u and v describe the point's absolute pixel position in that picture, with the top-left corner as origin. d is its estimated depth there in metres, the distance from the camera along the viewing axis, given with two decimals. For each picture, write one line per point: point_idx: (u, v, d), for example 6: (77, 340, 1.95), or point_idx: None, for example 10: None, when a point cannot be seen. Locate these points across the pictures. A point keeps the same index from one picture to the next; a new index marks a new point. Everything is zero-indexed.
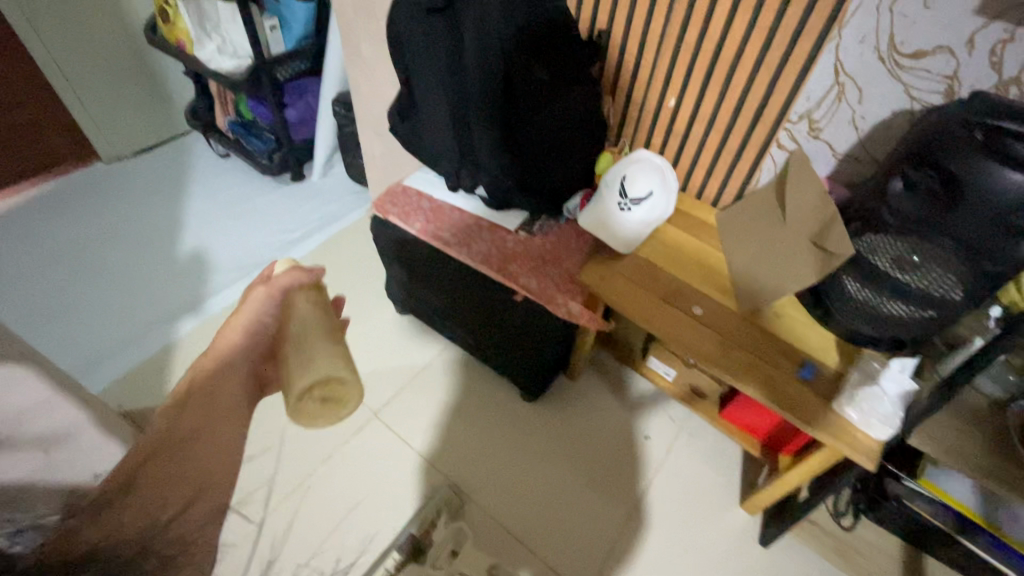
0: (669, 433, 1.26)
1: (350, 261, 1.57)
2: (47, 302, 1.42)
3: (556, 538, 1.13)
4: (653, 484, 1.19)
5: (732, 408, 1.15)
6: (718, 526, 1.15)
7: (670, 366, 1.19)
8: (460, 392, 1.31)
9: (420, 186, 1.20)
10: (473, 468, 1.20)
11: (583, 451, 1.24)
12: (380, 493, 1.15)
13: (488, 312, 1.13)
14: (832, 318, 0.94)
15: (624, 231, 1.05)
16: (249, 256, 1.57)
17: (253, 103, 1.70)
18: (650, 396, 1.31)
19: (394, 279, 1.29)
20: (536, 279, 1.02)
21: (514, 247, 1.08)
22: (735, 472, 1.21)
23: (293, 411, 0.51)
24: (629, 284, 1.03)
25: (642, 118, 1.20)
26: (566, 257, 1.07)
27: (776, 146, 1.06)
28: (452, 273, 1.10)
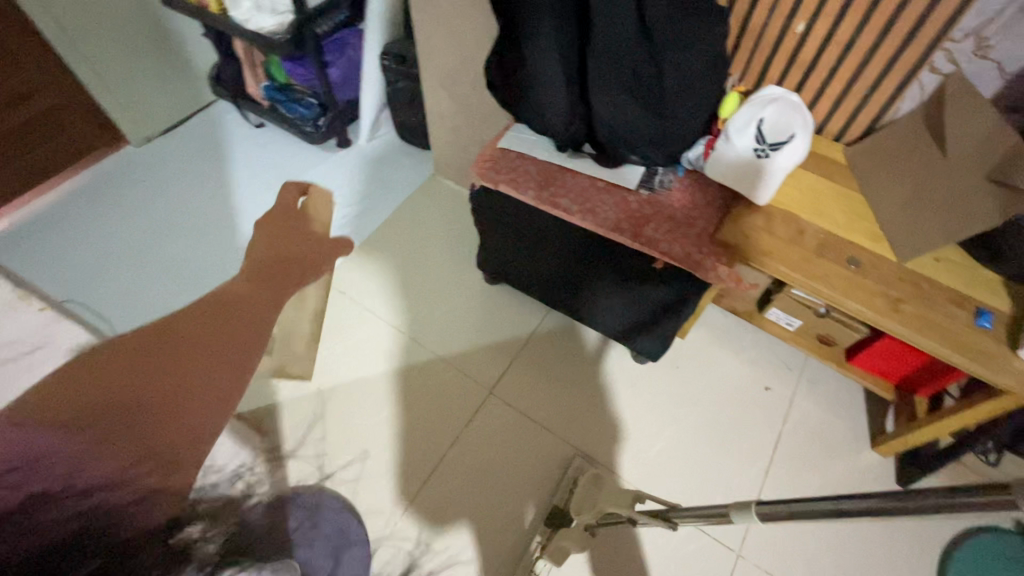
0: (788, 382, 1.23)
1: (422, 232, 1.48)
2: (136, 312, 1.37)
3: (699, 495, 1.12)
4: (784, 434, 1.18)
5: (866, 356, 1.11)
6: (856, 469, 1.14)
7: (797, 316, 1.14)
8: (569, 356, 1.28)
9: (520, 147, 1.10)
10: (601, 433, 1.18)
11: (708, 407, 1.21)
12: (511, 473, 1.14)
13: (612, 280, 1.07)
14: (1002, 260, 0.89)
15: (762, 180, 0.97)
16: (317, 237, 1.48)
17: (289, 64, 1.55)
18: (763, 344, 1.28)
19: (494, 250, 1.21)
20: (676, 243, 0.95)
21: (642, 209, 1.00)
22: (862, 413, 1.20)
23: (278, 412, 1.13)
24: (774, 239, 0.96)
25: (759, 48, 1.06)
26: (700, 215, 1.00)
27: (928, 70, 0.96)
28: (573, 240, 1.05)
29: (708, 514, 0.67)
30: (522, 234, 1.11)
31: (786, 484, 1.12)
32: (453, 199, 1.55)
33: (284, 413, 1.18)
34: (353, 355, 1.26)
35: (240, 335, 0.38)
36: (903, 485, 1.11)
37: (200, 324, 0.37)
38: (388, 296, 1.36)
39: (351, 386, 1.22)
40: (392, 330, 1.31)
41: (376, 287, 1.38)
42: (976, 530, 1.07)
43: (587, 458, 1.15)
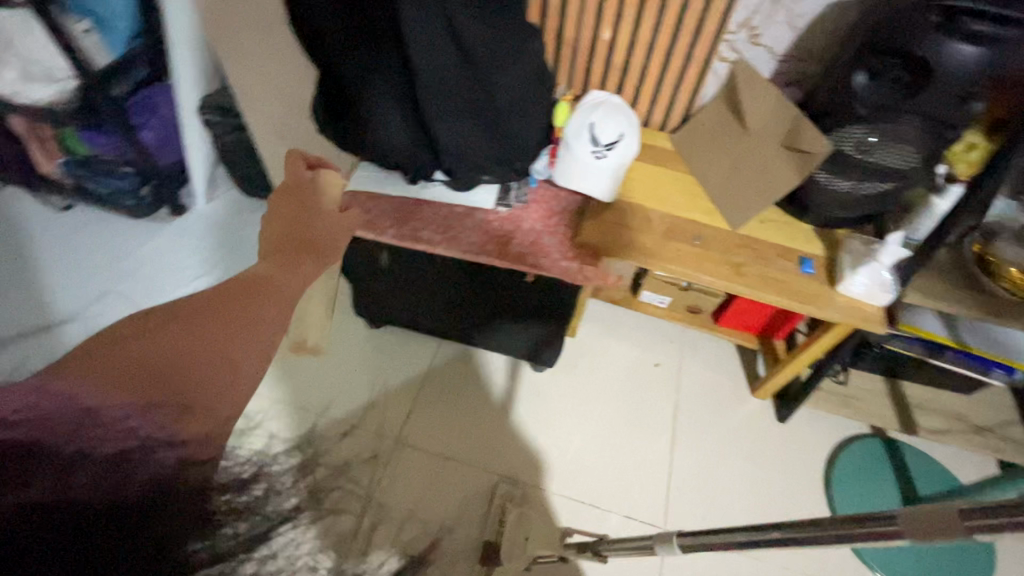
0: (674, 354, 1.33)
1: None
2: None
3: (620, 483, 1.15)
4: (680, 403, 1.26)
5: (729, 314, 1.23)
6: (745, 417, 1.26)
7: (666, 294, 1.23)
8: (473, 380, 1.26)
9: (370, 186, 1.06)
10: (518, 452, 1.17)
11: (610, 396, 1.26)
12: (436, 518, 1.09)
13: (493, 299, 1.08)
14: (810, 211, 1.03)
15: (605, 178, 1.03)
16: None
17: (86, 134, 1.32)
18: (646, 323, 1.37)
19: (368, 294, 1.16)
20: (541, 254, 0.98)
21: (504, 226, 1.02)
22: (739, 365, 1.33)
23: None
24: (628, 231, 1.02)
25: (577, 57, 1.13)
26: (559, 222, 1.04)
27: (718, 59, 1.08)
28: (445, 270, 1.03)
29: (632, 547, 0.69)
30: (393, 273, 1.08)
31: (691, 448, 1.20)
32: None
33: None
34: None
35: (238, 317, 0.48)
36: (783, 420, 1.24)
37: (211, 310, 0.47)
38: None
39: None
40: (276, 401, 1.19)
41: None
42: (848, 441, 1.21)
43: (510, 479, 1.13)
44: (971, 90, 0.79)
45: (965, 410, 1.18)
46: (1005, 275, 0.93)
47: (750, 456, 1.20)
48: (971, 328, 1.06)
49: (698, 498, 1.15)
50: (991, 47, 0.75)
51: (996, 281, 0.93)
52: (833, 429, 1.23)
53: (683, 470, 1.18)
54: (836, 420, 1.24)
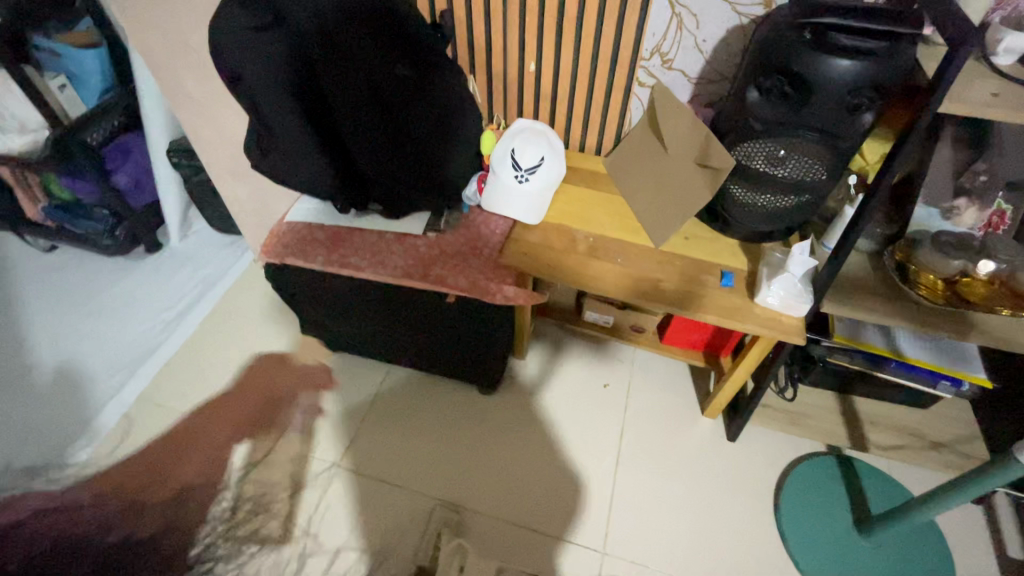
0: (623, 373, 1.33)
1: (251, 319, 1.42)
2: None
3: (562, 508, 1.13)
4: (627, 424, 1.25)
5: (671, 332, 1.23)
6: (694, 436, 1.24)
7: (607, 313, 1.24)
8: (420, 405, 1.27)
9: (307, 217, 1.11)
10: (459, 477, 1.17)
11: (557, 417, 1.25)
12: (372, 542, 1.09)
13: (425, 322, 1.10)
14: (731, 225, 1.04)
15: (528, 202, 1.07)
16: (129, 353, 1.36)
17: (67, 180, 1.42)
18: (595, 344, 1.37)
19: (314, 321, 1.20)
20: (461, 275, 1.01)
21: (430, 250, 1.05)
22: (690, 384, 1.31)
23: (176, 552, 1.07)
24: (550, 251, 1.05)
25: (506, 89, 1.19)
26: (485, 244, 1.07)
27: (638, 84, 1.13)
28: (375, 294, 1.07)
29: None
30: (328, 298, 1.11)
31: (635, 469, 1.18)
32: None
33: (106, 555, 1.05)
34: (187, 467, 1.17)
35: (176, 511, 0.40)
36: (732, 438, 1.21)
37: None
38: (220, 395, 1.28)
39: (189, 499, 1.14)
40: (226, 429, 1.23)
41: (206, 389, 1.29)
42: (798, 459, 1.18)
43: (449, 504, 1.13)
44: (855, 102, 0.81)
45: (917, 424, 1.15)
46: (921, 283, 0.92)
47: (697, 476, 1.18)
48: (908, 340, 1.05)
49: (640, 521, 1.12)
50: (868, 61, 0.76)
51: (914, 289, 0.92)
52: (784, 449, 1.20)
53: (627, 492, 1.16)
54: (788, 438, 1.22)
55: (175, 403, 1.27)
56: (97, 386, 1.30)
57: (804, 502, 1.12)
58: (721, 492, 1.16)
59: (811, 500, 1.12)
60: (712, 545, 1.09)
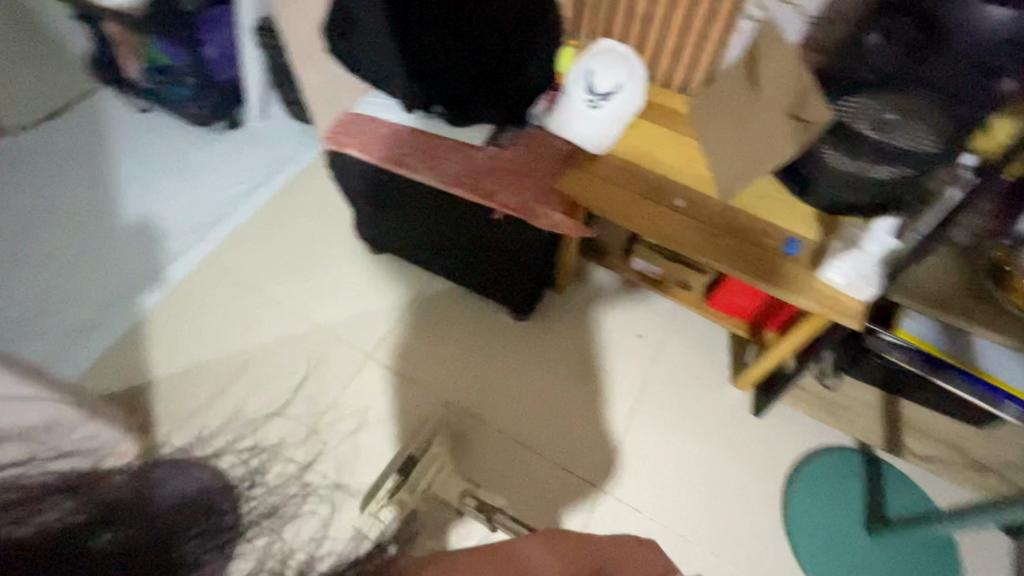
0: (659, 328, 1.30)
1: (311, 207, 1.48)
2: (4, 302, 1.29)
3: (570, 441, 1.16)
4: (651, 377, 1.24)
5: (719, 296, 1.18)
6: (718, 403, 1.21)
7: (656, 264, 1.19)
8: (453, 318, 1.30)
9: (372, 111, 1.11)
10: (478, 392, 1.21)
11: (583, 357, 1.26)
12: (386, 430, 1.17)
13: (470, 235, 1.11)
14: (810, 190, 0.94)
15: (595, 129, 1.01)
16: (199, 218, 1.45)
17: (162, 43, 1.47)
18: (637, 294, 1.34)
19: (366, 218, 1.23)
20: (513, 193, 0.99)
21: (486, 163, 1.03)
22: (726, 352, 1.27)
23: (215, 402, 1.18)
24: (608, 185, 1.00)
25: (597, 4, 1.09)
26: (542, 167, 1.04)
27: (744, 17, 1.01)
28: (426, 200, 1.07)
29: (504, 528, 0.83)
30: (381, 197, 1.13)
31: (650, 422, 1.18)
32: None
33: (159, 391, 1.18)
34: (236, 329, 1.27)
35: None
36: (757, 414, 1.17)
37: None
38: (272, 272, 1.36)
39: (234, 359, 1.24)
40: (276, 304, 1.31)
41: (261, 264, 1.37)
42: (821, 449, 1.13)
43: (464, 413, 1.18)
44: (994, 61, 0.72)
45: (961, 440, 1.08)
46: (1017, 289, 0.80)
47: (712, 441, 1.16)
48: (979, 350, 0.94)
49: (644, 470, 1.13)
50: None
51: (1005, 294, 0.81)
52: (811, 436, 1.15)
53: (637, 441, 1.16)
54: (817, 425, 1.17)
55: (232, 272, 1.36)
56: (168, 242, 1.41)
57: (816, 492, 1.08)
58: (732, 462, 1.14)
59: (825, 491, 1.08)
60: (712, 508, 1.09)
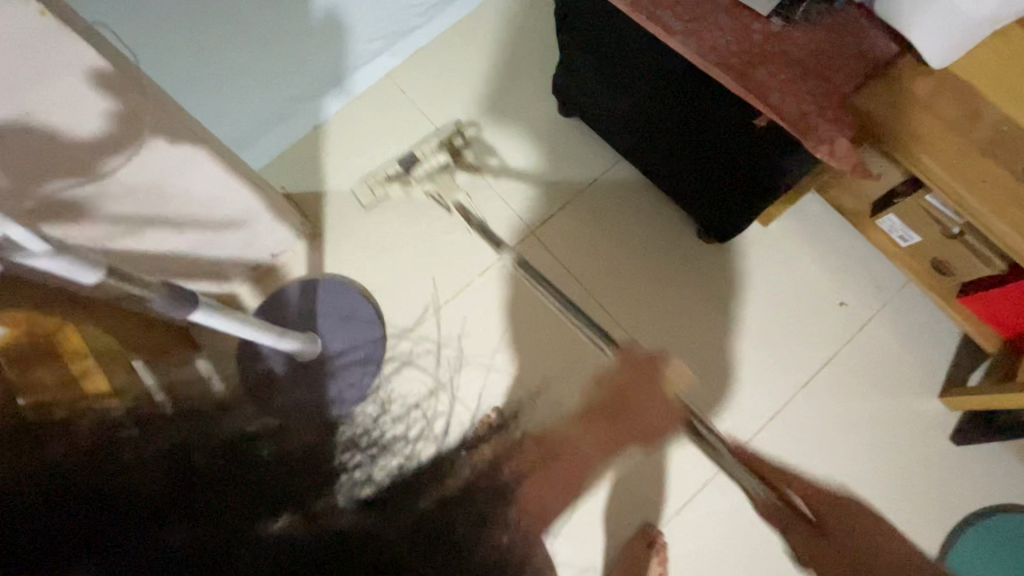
0: (871, 302, 1.06)
1: (504, 39, 1.29)
2: (184, 57, 1.23)
3: (717, 389, 1.05)
4: (838, 355, 1.05)
5: (986, 298, 0.90)
6: (908, 412, 1.02)
7: (918, 230, 0.91)
8: (627, 215, 1.15)
9: None
10: (632, 304, 1.10)
11: (763, 306, 1.08)
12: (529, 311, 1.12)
13: (701, 131, 0.88)
14: None
15: (953, 24, 0.68)
16: (388, 22, 1.28)
17: None
18: (859, 252, 1.08)
19: (572, 73, 1.03)
20: (791, 99, 0.74)
21: (767, 45, 0.76)
22: (945, 357, 1.02)
23: (376, 229, 1.17)
24: (930, 120, 0.71)
25: None
26: (843, 67, 0.75)
27: None
28: (665, 74, 0.84)
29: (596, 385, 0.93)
30: (605, 53, 0.91)
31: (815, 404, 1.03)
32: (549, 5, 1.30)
33: (326, 202, 1.19)
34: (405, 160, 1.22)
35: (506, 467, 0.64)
36: (955, 442, 0.99)
37: None
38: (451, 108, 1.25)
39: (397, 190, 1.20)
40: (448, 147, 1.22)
41: (442, 95, 1.25)
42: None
43: (610, 322, 1.10)
44: None
45: None
46: None
47: (877, 448, 1.01)
48: None
49: (792, 447, 1.02)
50: None
51: None
52: (1009, 484, 0.97)
53: (793, 418, 1.03)
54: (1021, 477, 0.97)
55: (412, 95, 1.26)
56: (352, 43, 1.27)
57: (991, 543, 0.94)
58: (893, 476, 1.00)
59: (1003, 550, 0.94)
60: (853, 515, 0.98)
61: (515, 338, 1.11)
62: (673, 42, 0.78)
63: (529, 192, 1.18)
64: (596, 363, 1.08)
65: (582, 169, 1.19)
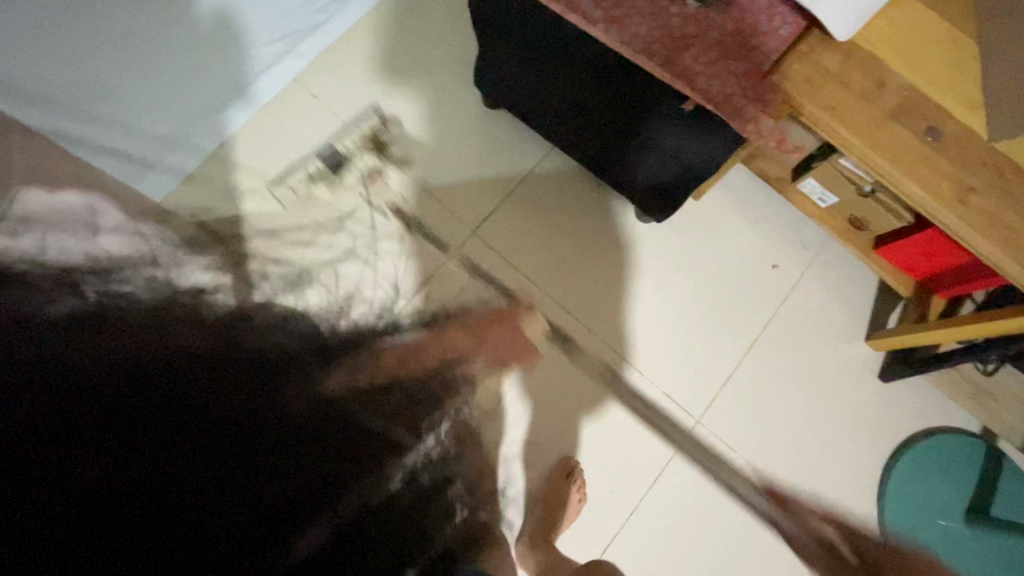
0: (800, 262, 1.12)
1: (416, 35, 1.23)
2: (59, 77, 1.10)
3: (673, 365, 1.08)
4: (777, 315, 1.11)
5: (899, 246, 0.98)
6: (844, 359, 1.09)
7: (836, 192, 0.97)
8: (566, 204, 1.15)
9: None
10: (582, 293, 1.11)
11: (704, 278, 1.12)
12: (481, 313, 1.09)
13: (632, 116, 0.88)
14: None
15: None
16: (287, 20, 1.20)
17: None
18: (784, 216, 1.14)
19: (494, 64, 1.00)
20: (717, 80, 0.74)
21: (687, 28, 0.77)
22: (869, 304, 1.11)
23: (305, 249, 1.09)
24: (842, 90, 0.75)
25: None
26: (760, 45, 0.77)
27: None
28: (590, 62, 0.83)
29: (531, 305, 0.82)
30: (527, 44, 0.89)
31: (763, 364, 1.08)
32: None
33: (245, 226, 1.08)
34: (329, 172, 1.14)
35: None
36: (885, 380, 1.07)
37: None
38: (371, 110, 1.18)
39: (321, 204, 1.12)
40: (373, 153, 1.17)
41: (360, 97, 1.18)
42: (950, 431, 1.04)
43: (563, 313, 1.09)
44: None
45: None
46: None
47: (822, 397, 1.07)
48: None
49: (748, 408, 1.06)
50: None
51: None
52: (936, 411, 1.06)
53: (746, 382, 1.07)
54: (945, 403, 1.07)
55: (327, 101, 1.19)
56: (250, 46, 1.18)
57: (928, 467, 1.02)
58: (840, 421, 1.06)
59: (939, 471, 1.02)
60: (809, 463, 1.04)
61: (470, 344, 1.07)
62: (595, 30, 0.77)
63: (465, 191, 1.15)
64: (551, 359, 1.08)
65: (515, 162, 1.17)
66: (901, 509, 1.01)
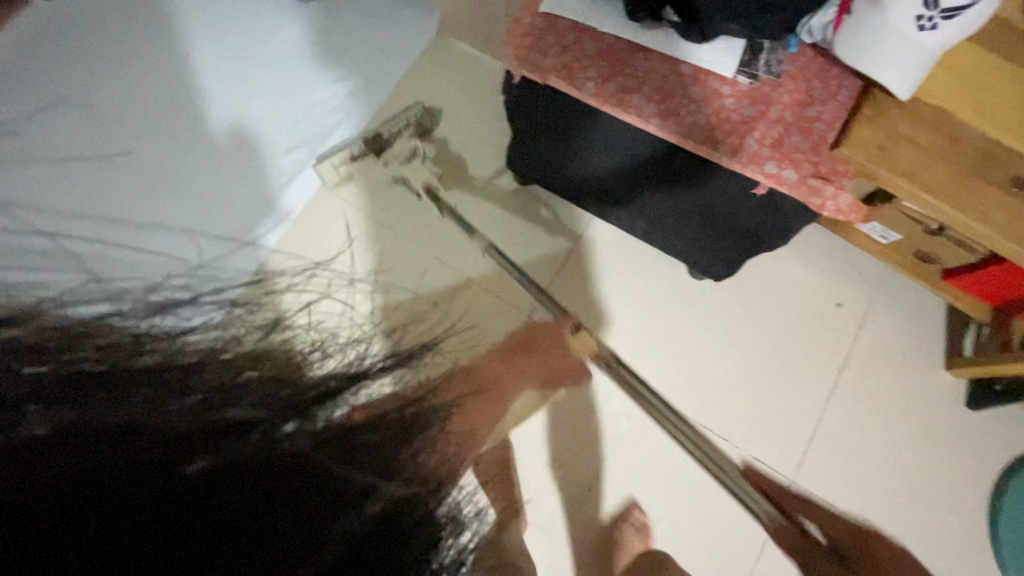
0: (864, 296, 1.10)
1: (436, 120, 1.21)
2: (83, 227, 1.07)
3: (752, 423, 1.05)
4: (850, 356, 1.07)
5: (974, 277, 0.95)
6: (927, 391, 1.06)
7: (900, 230, 0.95)
8: (616, 271, 1.12)
9: (575, 7, 0.78)
10: (650, 363, 1.08)
11: (769, 327, 1.09)
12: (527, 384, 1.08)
13: (691, 199, 0.85)
14: None
15: (915, 60, 0.70)
16: (302, 126, 1.19)
17: None
18: (839, 250, 1.11)
19: (531, 152, 0.97)
20: (787, 162, 0.72)
21: (745, 111, 0.75)
22: (942, 330, 1.08)
23: None
24: (917, 152, 0.72)
25: None
26: (822, 116, 0.75)
27: None
28: (644, 152, 0.81)
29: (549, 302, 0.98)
30: (571, 136, 0.86)
31: (846, 409, 1.05)
32: (470, 72, 1.24)
33: None
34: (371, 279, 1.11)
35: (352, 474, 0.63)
36: (973, 408, 1.04)
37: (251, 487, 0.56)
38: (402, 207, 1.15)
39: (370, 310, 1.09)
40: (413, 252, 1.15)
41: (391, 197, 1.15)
42: None
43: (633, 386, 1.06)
44: None
45: None
46: None
47: (910, 435, 1.04)
48: None
49: (841, 459, 1.03)
50: None
51: None
52: None
53: (832, 430, 1.04)
54: None
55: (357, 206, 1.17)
56: (271, 159, 1.18)
57: None
58: (932, 456, 1.03)
59: None
60: (908, 505, 1.01)
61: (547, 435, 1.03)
62: (650, 125, 0.75)
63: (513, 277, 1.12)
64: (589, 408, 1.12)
65: (558, 236, 1.14)
66: (1018, 552, 0.97)
